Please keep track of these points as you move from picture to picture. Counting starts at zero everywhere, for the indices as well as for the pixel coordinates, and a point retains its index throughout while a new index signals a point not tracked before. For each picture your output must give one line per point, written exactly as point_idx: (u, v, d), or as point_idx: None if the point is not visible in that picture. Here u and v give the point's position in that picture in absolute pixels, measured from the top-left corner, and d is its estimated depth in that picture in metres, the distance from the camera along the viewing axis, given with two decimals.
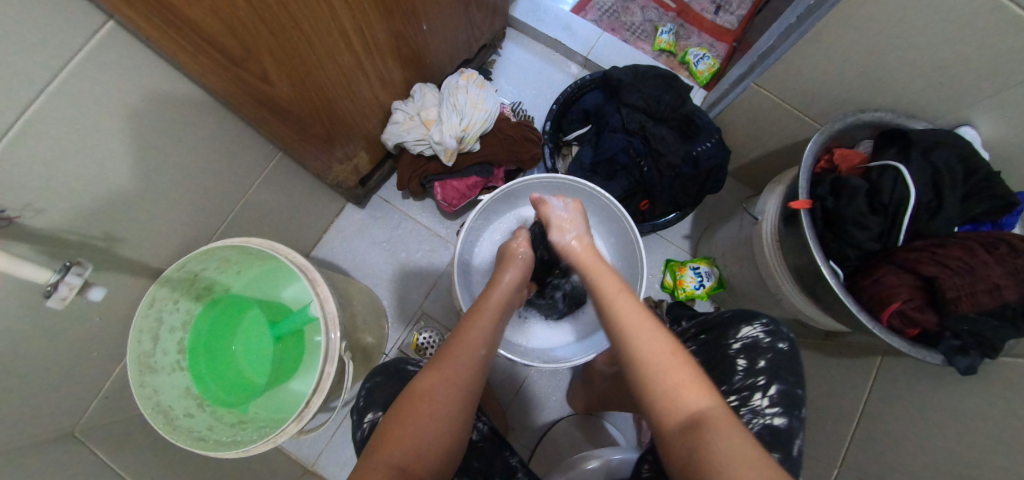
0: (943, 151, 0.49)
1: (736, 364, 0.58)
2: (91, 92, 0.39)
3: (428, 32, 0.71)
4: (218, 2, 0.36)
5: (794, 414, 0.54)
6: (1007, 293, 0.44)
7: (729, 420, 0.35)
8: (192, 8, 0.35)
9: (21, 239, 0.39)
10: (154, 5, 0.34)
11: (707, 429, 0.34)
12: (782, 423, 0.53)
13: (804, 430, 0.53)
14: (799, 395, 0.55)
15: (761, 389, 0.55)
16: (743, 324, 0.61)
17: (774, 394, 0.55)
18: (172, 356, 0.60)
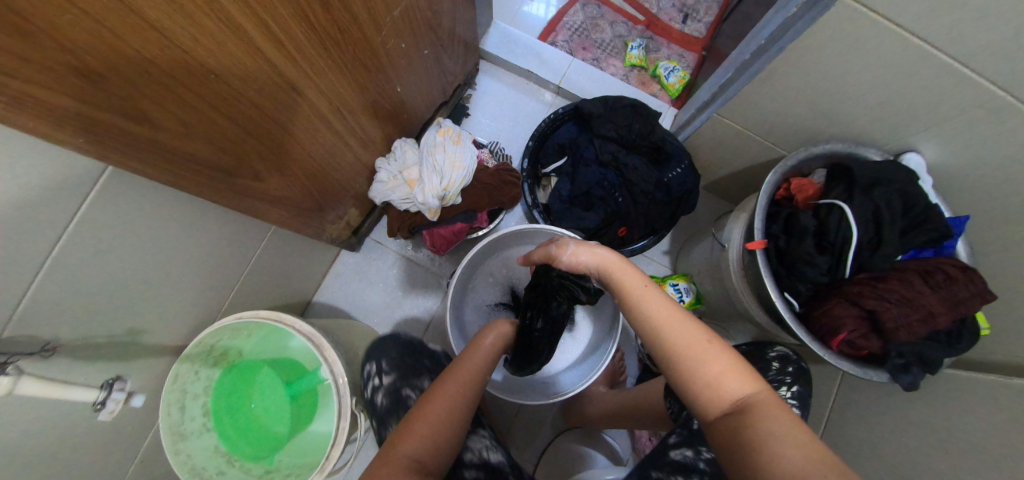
0: (884, 190, 0.54)
1: (772, 364, 0.66)
2: (102, 218, 0.43)
3: (403, 90, 0.75)
4: (186, 122, 0.40)
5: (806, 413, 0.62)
6: (939, 320, 0.50)
7: (772, 403, 0.38)
8: (169, 135, 0.40)
9: (61, 355, 0.45)
10: (145, 144, 0.39)
11: (753, 414, 0.37)
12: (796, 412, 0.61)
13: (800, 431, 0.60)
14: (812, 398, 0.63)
15: (787, 383, 0.63)
16: (763, 346, 0.71)
17: (797, 391, 0.63)
18: (198, 420, 0.66)
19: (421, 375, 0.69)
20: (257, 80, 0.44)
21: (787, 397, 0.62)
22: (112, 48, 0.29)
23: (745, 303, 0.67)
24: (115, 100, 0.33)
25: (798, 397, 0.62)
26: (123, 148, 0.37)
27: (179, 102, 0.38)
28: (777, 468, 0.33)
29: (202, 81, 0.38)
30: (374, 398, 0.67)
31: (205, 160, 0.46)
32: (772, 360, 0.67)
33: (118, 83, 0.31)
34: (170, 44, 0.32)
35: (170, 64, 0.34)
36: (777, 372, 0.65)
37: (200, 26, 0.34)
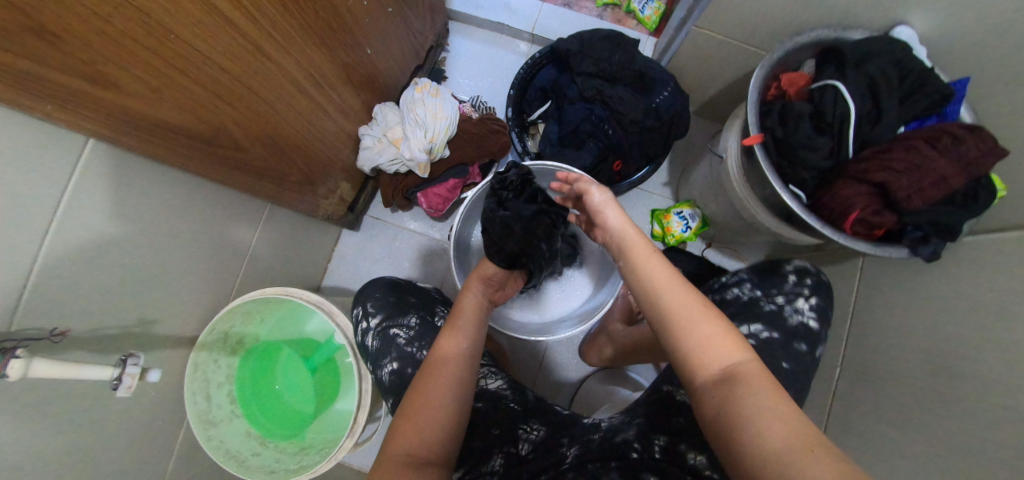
0: (877, 61, 0.52)
1: (788, 276, 0.64)
2: (93, 201, 0.43)
3: (374, 54, 0.73)
4: (173, 96, 0.41)
5: (823, 325, 0.62)
6: (953, 182, 0.48)
7: (757, 374, 0.37)
8: (157, 107, 0.40)
9: (72, 345, 0.45)
10: (122, 117, 0.38)
11: (740, 382, 0.37)
12: (815, 325, 0.60)
13: (825, 342, 0.61)
14: (828, 309, 0.63)
15: (805, 296, 0.62)
16: (778, 261, 0.68)
17: (815, 304, 0.62)
18: (226, 407, 0.66)
19: (408, 311, 0.65)
20: (220, 42, 0.43)
21: (804, 310, 0.61)
22: (62, 7, 0.27)
23: (752, 208, 0.67)
24: (78, 66, 0.32)
25: (816, 310, 0.61)
26: (108, 119, 0.38)
27: (146, 69, 0.37)
28: (755, 439, 0.33)
29: (164, 44, 0.37)
30: (366, 341, 0.63)
31: (193, 132, 0.46)
32: (788, 274, 0.65)
33: (78, 45, 0.30)
34: (124, 3, 0.31)
35: (129, 26, 0.33)
36: (794, 285, 0.63)
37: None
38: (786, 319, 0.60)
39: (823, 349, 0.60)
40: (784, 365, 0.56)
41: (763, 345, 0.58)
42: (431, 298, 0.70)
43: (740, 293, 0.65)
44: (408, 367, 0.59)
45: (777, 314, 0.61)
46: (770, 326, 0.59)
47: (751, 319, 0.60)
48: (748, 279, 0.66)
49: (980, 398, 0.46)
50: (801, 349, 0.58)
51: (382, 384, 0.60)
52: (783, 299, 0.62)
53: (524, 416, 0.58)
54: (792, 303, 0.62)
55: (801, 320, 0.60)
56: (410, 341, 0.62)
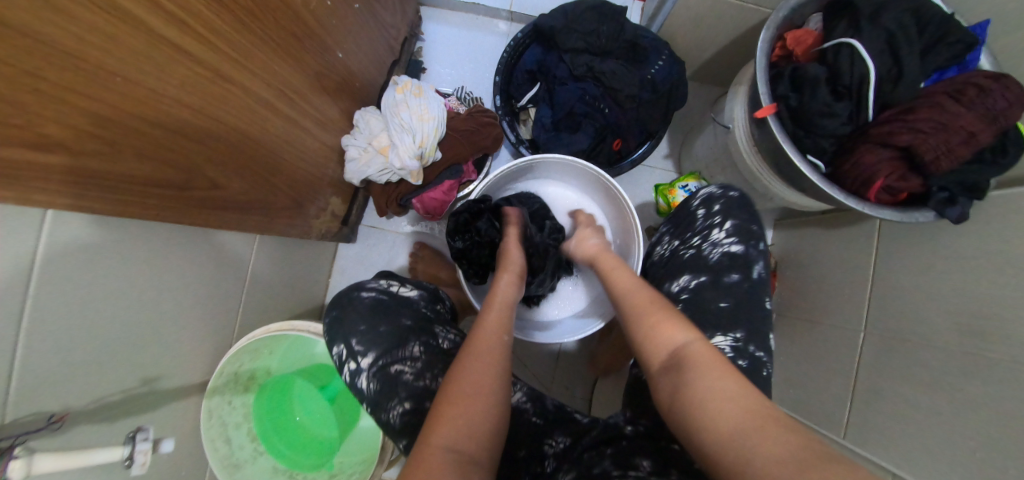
0: (893, 12, 0.49)
1: (696, 212, 0.64)
2: (66, 272, 0.38)
3: (345, 56, 0.66)
4: (141, 143, 0.37)
5: (751, 244, 0.60)
6: (982, 138, 0.45)
7: (703, 350, 0.39)
8: (122, 160, 0.36)
9: (72, 425, 0.41)
10: (96, 182, 0.35)
11: (688, 364, 0.38)
12: (739, 248, 0.59)
13: (763, 257, 0.60)
14: (752, 228, 0.61)
15: (717, 224, 0.61)
16: (683, 203, 0.68)
17: (731, 227, 0.61)
18: (248, 447, 0.65)
19: (407, 339, 0.54)
20: (176, 75, 0.38)
21: (723, 240, 0.60)
22: None
23: (765, 178, 0.65)
24: (21, 134, 0.27)
25: (734, 233, 0.60)
26: (85, 189, 0.34)
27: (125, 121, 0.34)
28: (706, 416, 0.33)
29: (109, 86, 0.32)
30: (360, 386, 0.53)
31: (164, 178, 0.41)
32: (697, 209, 0.65)
33: (13, 110, 0.25)
34: (51, 48, 0.26)
35: (63, 74, 0.28)
36: (702, 219, 0.63)
37: (81, 19, 0.27)
38: (707, 258, 0.60)
39: (764, 267, 0.60)
40: (720, 304, 0.56)
41: (696, 292, 0.57)
42: (426, 314, 0.60)
43: (663, 249, 0.67)
44: (424, 401, 0.50)
45: (698, 257, 0.61)
46: (697, 272, 0.60)
47: (678, 274, 0.61)
48: (667, 232, 0.67)
49: (1014, 357, 0.45)
50: (731, 280, 0.58)
51: (389, 428, 0.50)
52: (699, 236, 0.62)
53: (548, 430, 0.56)
54: (708, 237, 0.61)
55: (722, 253, 0.60)
56: (419, 374, 0.52)
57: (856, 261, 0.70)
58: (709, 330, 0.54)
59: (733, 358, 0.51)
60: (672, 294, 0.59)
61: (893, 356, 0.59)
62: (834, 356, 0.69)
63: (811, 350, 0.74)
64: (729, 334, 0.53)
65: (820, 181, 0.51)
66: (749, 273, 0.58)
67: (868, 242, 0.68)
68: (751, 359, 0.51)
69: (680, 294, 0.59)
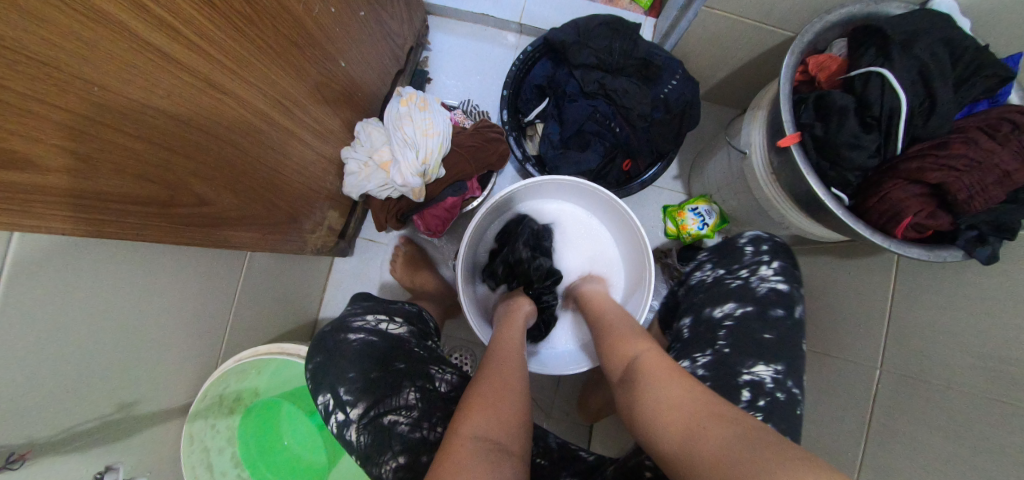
0: (925, 41, 0.47)
1: (744, 248, 0.65)
2: (34, 298, 0.35)
3: (348, 66, 0.64)
4: (119, 158, 0.34)
5: (795, 287, 0.61)
6: (1017, 178, 0.43)
7: (656, 358, 0.45)
8: (97, 176, 0.33)
9: (36, 460, 0.38)
10: (70, 199, 0.32)
11: (645, 370, 0.44)
12: (785, 288, 0.60)
13: (803, 300, 0.61)
14: (796, 272, 0.63)
15: (767, 262, 0.62)
16: (731, 238, 0.68)
17: (778, 266, 0.62)
18: (231, 473, 0.62)
19: (400, 386, 0.52)
20: (161, 84, 0.35)
21: (770, 276, 0.61)
22: None
23: (782, 207, 0.63)
24: None
25: (781, 272, 0.61)
26: (60, 209, 0.31)
27: (103, 136, 0.32)
28: (662, 414, 0.38)
29: (86, 98, 0.29)
30: (348, 437, 0.50)
31: (149, 196, 0.39)
32: (745, 245, 0.65)
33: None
34: (17, 55, 0.23)
35: (32, 84, 0.25)
36: (751, 254, 0.64)
37: (50, 21, 0.24)
38: (754, 290, 0.60)
39: (803, 309, 0.60)
40: (767, 336, 0.56)
41: (740, 322, 0.57)
42: (418, 353, 0.57)
43: (703, 275, 0.66)
44: (420, 455, 0.48)
45: (745, 287, 0.61)
46: (743, 301, 0.60)
47: (722, 299, 0.61)
48: (708, 260, 0.67)
49: None
50: (777, 315, 0.58)
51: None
52: (747, 270, 0.62)
53: (556, 473, 0.54)
54: (756, 272, 0.62)
55: (769, 288, 0.60)
56: (415, 425, 0.50)
57: (872, 294, 0.67)
58: (752, 360, 0.53)
59: (773, 390, 0.51)
60: (715, 320, 0.59)
61: (909, 397, 0.56)
62: (848, 394, 0.66)
63: (824, 385, 0.71)
64: (769, 367, 0.53)
65: (847, 217, 0.48)
66: (792, 313, 0.59)
67: (885, 275, 0.65)
68: (791, 394, 0.51)
69: (723, 320, 0.58)
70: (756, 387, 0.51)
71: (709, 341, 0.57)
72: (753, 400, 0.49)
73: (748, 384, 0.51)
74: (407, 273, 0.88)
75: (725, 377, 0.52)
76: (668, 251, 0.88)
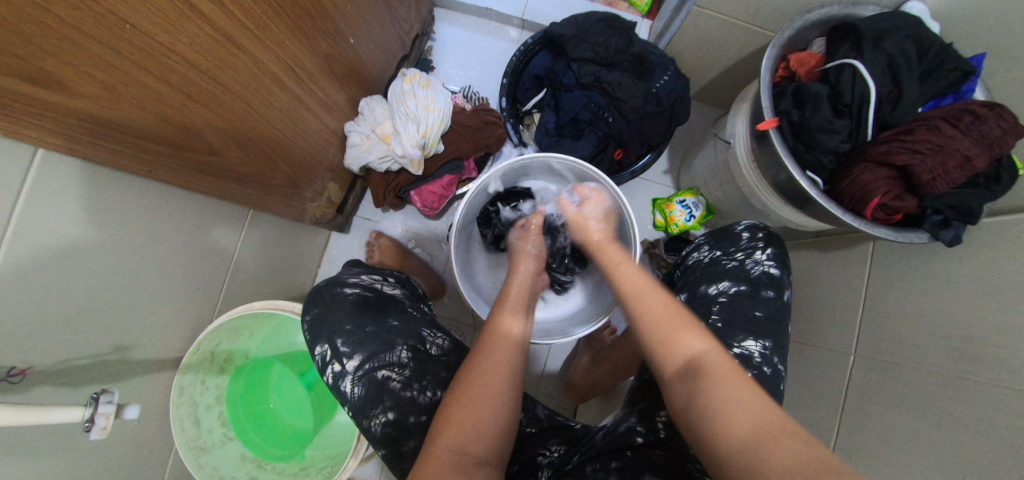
0: (893, 37, 0.51)
1: (741, 233, 0.62)
2: (44, 220, 0.36)
3: (357, 43, 0.67)
4: (143, 98, 0.36)
5: (786, 273, 0.60)
6: (978, 162, 0.46)
7: (723, 361, 0.39)
8: (118, 112, 0.35)
9: (36, 382, 0.39)
10: (87, 125, 0.34)
11: (702, 371, 0.39)
12: (778, 272, 0.59)
13: (792, 287, 0.59)
14: (788, 259, 0.61)
15: (762, 247, 0.60)
16: (727, 224, 0.66)
17: (773, 253, 0.60)
18: (216, 431, 0.62)
19: (394, 344, 0.54)
20: (186, 33, 0.37)
21: (764, 260, 0.59)
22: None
23: (762, 194, 0.65)
24: (20, 67, 0.26)
25: (775, 258, 0.60)
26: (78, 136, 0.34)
27: (128, 78, 0.34)
28: (713, 417, 0.35)
29: (120, 39, 0.31)
30: (343, 389, 0.52)
31: (161, 138, 0.41)
32: (742, 232, 0.63)
33: (16, 41, 0.25)
34: None
35: (78, 19, 0.28)
36: (749, 239, 0.61)
37: None
38: (749, 272, 0.59)
39: (792, 293, 0.59)
40: (758, 314, 0.55)
41: (733, 301, 0.56)
42: (413, 314, 0.59)
43: (701, 257, 0.64)
44: (408, 415, 0.50)
45: (740, 269, 0.59)
46: (737, 281, 0.58)
47: (718, 278, 0.59)
48: (704, 243, 0.65)
49: (999, 379, 0.44)
50: (767, 297, 0.57)
51: (372, 436, 0.50)
52: (744, 253, 0.60)
53: (543, 439, 0.56)
54: (752, 256, 0.60)
55: (762, 271, 0.59)
56: (407, 384, 0.52)
57: (850, 285, 0.69)
58: (742, 335, 0.53)
59: (760, 364, 0.51)
60: (709, 297, 0.57)
61: (881, 378, 0.58)
62: (824, 380, 0.68)
63: (803, 373, 0.73)
64: (758, 343, 0.53)
65: (823, 198, 0.51)
66: (782, 296, 0.57)
67: (860, 265, 0.68)
68: (776, 370, 0.51)
69: (718, 297, 0.57)
70: (745, 359, 0.51)
71: (704, 316, 0.56)
72: None
73: (738, 356, 0.51)
74: (401, 251, 0.90)
75: None
76: (656, 242, 0.90)
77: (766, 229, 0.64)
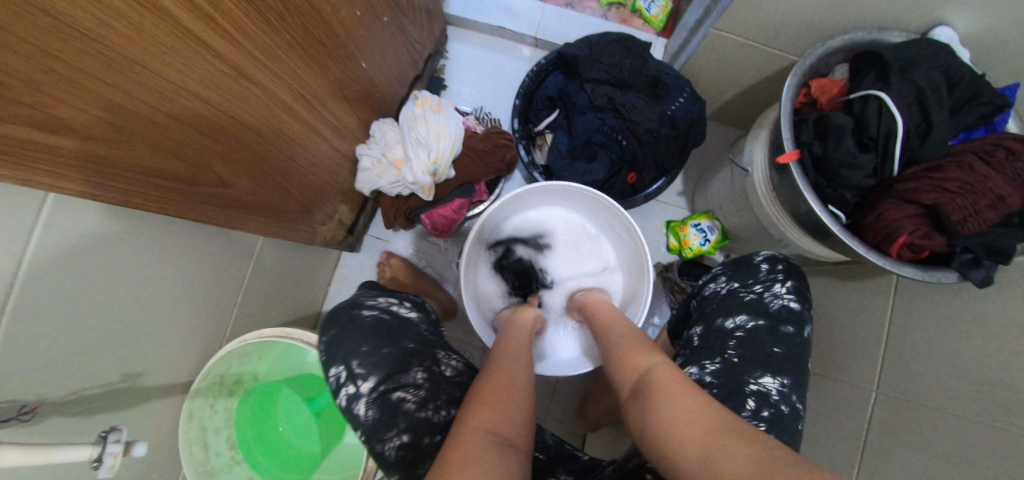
0: (922, 68, 0.49)
1: (757, 265, 0.61)
2: (57, 259, 0.37)
3: (369, 68, 0.67)
4: (153, 137, 0.37)
5: (806, 307, 0.58)
6: (1012, 202, 0.44)
7: (668, 374, 0.42)
8: (128, 151, 0.35)
9: (46, 417, 0.39)
10: (97, 167, 0.34)
11: (650, 383, 0.41)
12: (797, 306, 0.57)
13: (813, 321, 0.57)
14: (808, 291, 0.59)
15: (779, 280, 0.58)
16: (744, 254, 0.64)
17: (792, 286, 0.58)
18: (226, 454, 0.62)
19: (409, 365, 0.53)
20: (197, 69, 0.37)
21: (783, 294, 0.58)
22: (7, 48, 0.22)
23: (782, 225, 0.63)
24: (37, 115, 0.26)
25: (794, 291, 0.58)
26: (83, 178, 0.33)
27: (132, 117, 0.34)
28: (659, 420, 0.37)
29: (131, 78, 0.31)
30: (356, 411, 0.51)
31: (170, 173, 0.41)
32: (759, 263, 0.61)
33: (26, 89, 0.25)
34: (75, 31, 0.25)
35: (90, 63, 0.28)
36: (766, 272, 0.60)
37: (113, 6, 0.26)
38: (767, 306, 0.57)
39: (813, 329, 0.57)
40: (777, 351, 0.53)
41: (750, 337, 0.54)
42: (427, 335, 0.59)
43: (717, 287, 0.61)
44: (423, 436, 0.49)
45: (759, 302, 0.57)
46: (755, 315, 0.56)
47: (734, 311, 0.57)
48: (721, 273, 0.63)
49: None
50: (788, 333, 0.55)
51: (385, 461, 0.48)
52: (761, 286, 0.59)
53: (551, 467, 0.54)
54: (770, 289, 0.58)
55: (782, 305, 0.57)
56: (421, 404, 0.51)
57: (872, 317, 0.67)
58: (760, 371, 0.51)
59: (778, 403, 0.49)
60: (726, 331, 0.55)
61: (907, 420, 0.55)
62: (844, 418, 0.65)
63: (823, 407, 0.71)
64: (776, 380, 0.51)
65: (845, 234, 0.49)
66: (802, 332, 0.56)
67: (883, 298, 0.65)
68: (794, 409, 0.50)
69: (735, 332, 0.55)
70: (762, 397, 0.49)
71: (719, 350, 0.54)
72: (758, 409, 0.48)
73: (755, 393, 0.49)
74: (410, 270, 0.90)
75: (733, 389, 0.49)
76: (670, 265, 0.89)
77: (786, 260, 0.62)
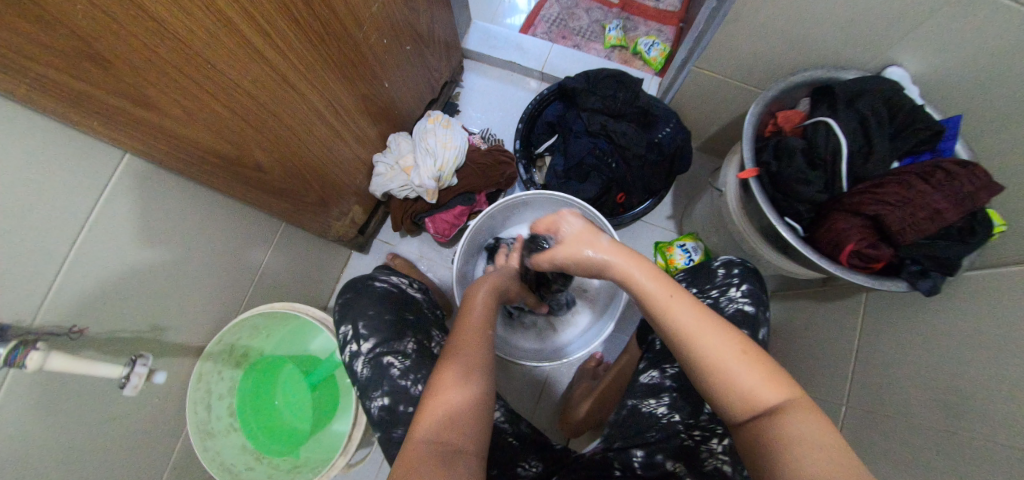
0: (866, 98, 0.55)
1: (715, 272, 0.65)
2: (118, 210, 0.45)
3: (391, 87, 0.78)
4: (212, 123, 0.46)
5: (761, 309, 0.60)
6: (948, 216, 0.48)
7: (810, 419, 0.34)
8: (192, 131, 0.45)
9: (85, 344, 0.46)
10: (168, 139, 0.43)
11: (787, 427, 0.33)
12: (752, 310, 0.59)
13: (770, 326, 0.59)
14: (764, 295, 0.62)
15: (734, 284, 0.62)
16: (705, 262, 0.69)
17: (746, 288, 0.61)
18: (225, 420, 0.67)
19: (404, 335, 0.59)
20: (252, 71, 0.47)
21: (737, 297, 0.60)
22: (116, 36, 0.31)
23: (751, 240, 0.68)
24: (130, 91, 0.36)
25: (749, 295, 0.61)
26: (150, 144, 0.43)
27: (198, 103, 0.43)
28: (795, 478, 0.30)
29: (201, 73, 0.41)
30: (355, 366, 0.58)
31: (218, 152, 0.50)
32: (716, 268, 0.66)
33: (129, 71, 0.34)
34: (169, 34, 0.35)
35: (175, 59, 0.37)
36: (722, 277, 0.64)
37: (200, 19, 0.37)
38: (721, 310, 0.60)
39: (770, 332, 0.59)
40: None
41: None
42: (427, 314, 0.66)
43: None
44: (399, 403, 0.54)
45: (713, 306, 0.61)
46: None
47: None
48: (683, 281, 0.68)
49: (988, 436, 0.42)
50: None
51: (370, 417, 0.55)
52: (717, 291, 0.63)
53: (523, 452, 0.57)
54: (726, 293, 0.62)
55: (736, 308, 0.59)
56: (404, 373, 0.56)
57: (844, 336, 0.69)
58: None
59: None
60: None
61: (875, 434, 0.56)
62: None
63: None
64: None
65: (797, 239, 0.55)
66: (757, 335, 0.57)
67: (854, 317, 0.67)
68: None
69: None
70: None
71: None
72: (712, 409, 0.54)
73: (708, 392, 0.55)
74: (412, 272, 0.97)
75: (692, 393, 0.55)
76: None
77: (747, 268, 0.66)
